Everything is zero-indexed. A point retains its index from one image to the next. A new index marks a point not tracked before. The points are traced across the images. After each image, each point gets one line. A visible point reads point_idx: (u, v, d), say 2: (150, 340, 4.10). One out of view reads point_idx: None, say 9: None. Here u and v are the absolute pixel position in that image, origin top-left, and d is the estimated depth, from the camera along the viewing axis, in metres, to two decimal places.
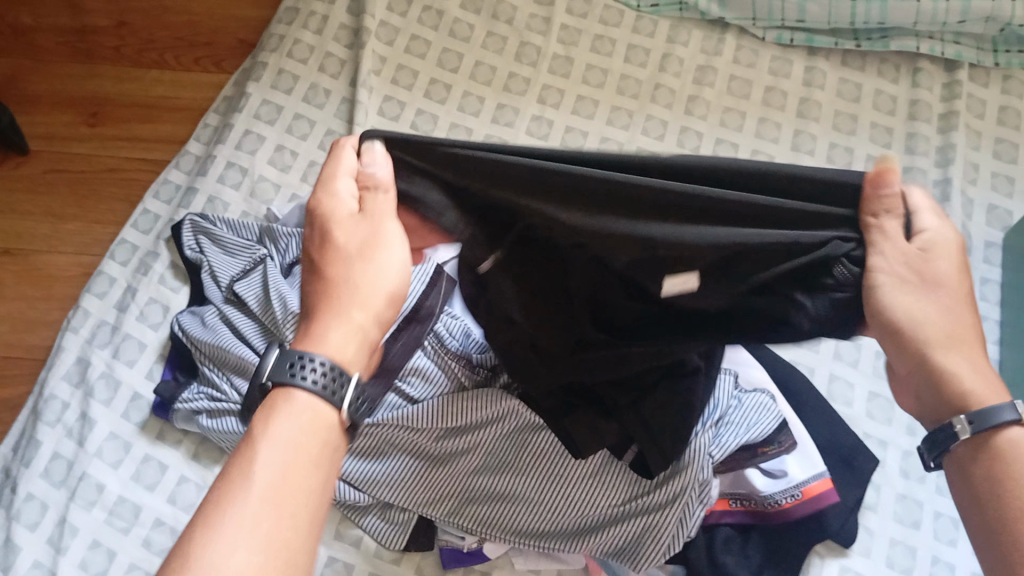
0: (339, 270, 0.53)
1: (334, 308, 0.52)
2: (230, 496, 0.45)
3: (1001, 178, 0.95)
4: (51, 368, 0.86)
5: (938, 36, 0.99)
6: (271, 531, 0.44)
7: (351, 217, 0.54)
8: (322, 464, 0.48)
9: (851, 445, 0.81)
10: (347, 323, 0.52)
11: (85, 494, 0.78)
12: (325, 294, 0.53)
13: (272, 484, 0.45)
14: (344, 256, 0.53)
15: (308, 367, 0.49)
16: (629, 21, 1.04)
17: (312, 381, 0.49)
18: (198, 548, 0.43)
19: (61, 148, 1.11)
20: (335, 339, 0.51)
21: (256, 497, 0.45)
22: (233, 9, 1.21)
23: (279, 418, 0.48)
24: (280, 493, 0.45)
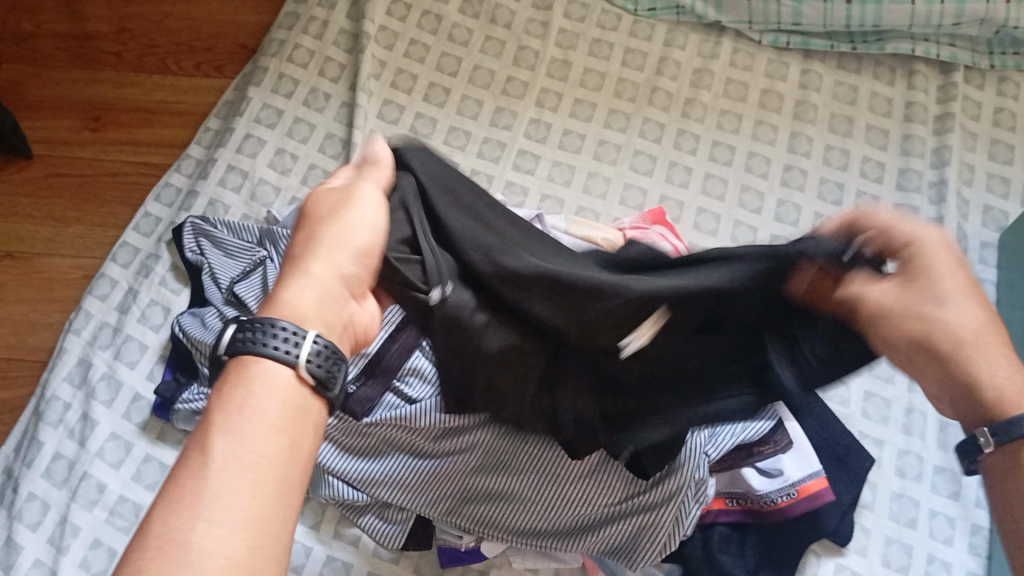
0: (312, 237, 0.56)
1: (304, 268, 0.54)
2: (192, 469, 0.44)
3: (997, 179, 0.95)
4: (53, 369, 0.86)
5: (933, 39, 1.00)
6: (239, 503, 0.43)
7: (332, 196, 0.58)
8: (293, 433, 0.48)
9: (848, 444, 0.81)
10: (311, 280, 0.53)
11: (86, 493, 0.79)
12: (297, 259, 0.55)
13: (234, 455, 0.44)
14: (320, 226, 0.56)
15: (280, 337, 0.49)
16: (626, 25, 1.05)
17: (284, 352, 0.49)
18: (162, 526, 0.42)
19: (64, 152, 1.12)
20: (303, 296, 0.52)
21: (221, 467, 0.44)
22: (235, 15, 1.22)
23: (246, 391, 0.47)
24: (244, 462, 0.44)
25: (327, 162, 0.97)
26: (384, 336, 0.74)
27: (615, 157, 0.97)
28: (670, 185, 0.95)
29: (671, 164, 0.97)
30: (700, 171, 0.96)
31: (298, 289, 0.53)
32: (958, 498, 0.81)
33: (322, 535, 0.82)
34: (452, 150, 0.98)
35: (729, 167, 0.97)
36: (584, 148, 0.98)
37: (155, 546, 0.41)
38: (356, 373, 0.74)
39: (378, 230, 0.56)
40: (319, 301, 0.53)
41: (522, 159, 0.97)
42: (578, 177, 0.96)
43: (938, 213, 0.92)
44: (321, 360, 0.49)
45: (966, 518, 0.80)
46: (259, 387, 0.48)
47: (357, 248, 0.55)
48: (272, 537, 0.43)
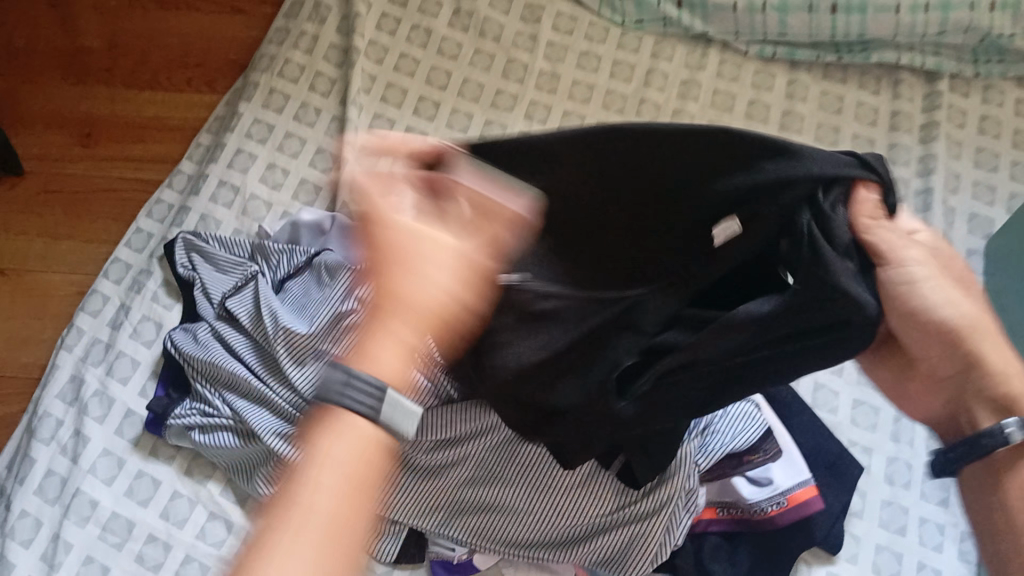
0: (385, 276, 0.50)
1: (383, 317, 0.49)
2: (287, 518, 0.43)
3: (982, 187, 0.96)
4: (44, 386, 0.87)
5: (917, 48, 1.01)
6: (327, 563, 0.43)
7: (410, 220, 0.51)
8: (369, 496, 0.46)
9: (837, 452, 0.82)
10: (401, 321, 0.48)
11: (79, 510, 0.79)
12: (377, 302, 0.50)
13: (325, 511, 0.44)
14: (400, 265, 0.50)
15: (357, 391, 0.46)
16: (614, 37, 1.06)
17: (364, 406, 0.46)
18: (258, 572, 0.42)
19: (56, 168, 1.13)
20: (393, 341, 0.48)
21: (311, 523, 0.43)
22: (226, 29, 1.23)
23: (333, 440, 0.46)
24: (334, 520, 0.44)
25: (318, 177, 0.98)
26: None
27: None
28: None
29: None
30: None
31: (386, 334, 0.48)
32: (948, 505, 0.81)
33: None
34: None
35: None
36: None
37: None
38: None
39: (448, 269, 0.50)
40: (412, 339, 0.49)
41: None
42: None
43: (924, 222, 0.93)
44: (381, 403, 0.46)
45: (955, 525, 0.81)
46: (338, 441, 0.46)
47: (448, 272, 0.50)
48: None
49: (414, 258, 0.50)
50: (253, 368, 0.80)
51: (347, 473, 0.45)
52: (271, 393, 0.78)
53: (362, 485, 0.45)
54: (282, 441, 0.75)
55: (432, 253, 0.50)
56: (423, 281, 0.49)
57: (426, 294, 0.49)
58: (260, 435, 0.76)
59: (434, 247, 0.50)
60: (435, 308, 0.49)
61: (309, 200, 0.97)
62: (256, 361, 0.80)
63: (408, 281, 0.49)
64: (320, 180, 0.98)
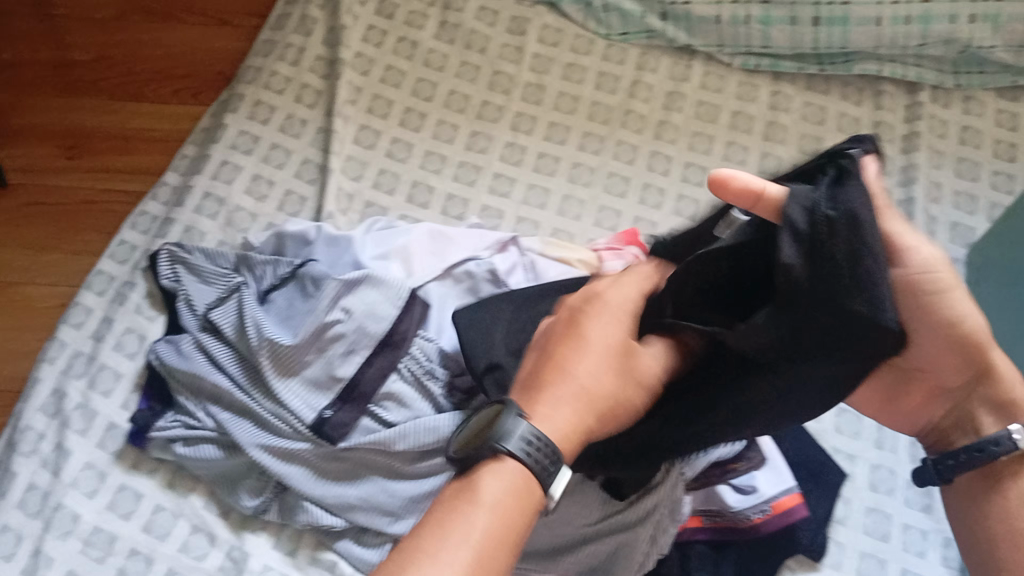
0: (580, 343, 0.54)
1: (569, 388, 0.52)
2: (450, 526, 0.47)
3: (964, 197, 0.97)
4: (26, 400, 0.86)
5: (899, 60, 1.02)
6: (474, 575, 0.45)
7: (627, 300, 0.57)
8: (522, 532, 0.48)
9: (819, 460, 0.82)
10: (579, 397, 0.52)
11: (60, 524, 0.79)
12: (568, 364, 0.53)
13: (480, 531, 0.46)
14: (602, 337, 0.54)
15: (528, 439, 0.49)
16: (599, 49, 1.06)
17: (524, 451, 0.48)
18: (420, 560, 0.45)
19: (40, 180, 1.12)
20: (572, 410, 0.51)
21: (465, 536, 0.46)
22: (213, 42, 1.23)
23: (493, 476, 0.49)
24: (487, 539, 0.46)
25: (303, 187, 0.98)
26: (361, 361, 0.77)
27: (589, 179, 0.99)
28: (644, 207, 0.97)
29: (645, 186, 0.98)
30: (672, 193, 0.98)
31: (559, 402, 0.52)
32: (931, 511, 0.82)
33: (300, 561, 0.78)
34: (428, 173, 0.99)
35: (701, 188, 0.98)
36: (558, 171, 0.99)
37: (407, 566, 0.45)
38: (331, 400, 0.76)
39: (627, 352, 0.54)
40: (575, 415, 0.51)
41: (497, 182, 0.98)
42: (552, 200, 0.97)
43: None
44: (534, 452, 0.48)
45: (939, 531, 0.81)
46: (501, 478, 0.48)
47: (619, 361, 0.53)
48: None
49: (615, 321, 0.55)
50: (237, 379, 0.79)
51: (503, 507, 0.47)
52: (255, 405, 0.77)
53: (517, 522, 0.48)
54: (267, 453, 0.76)
55: (602, 338, 0.54)
56: (607, 367, 0.53)
57: (612, 379, 0.53)
58: (244, 448, 0.76)
59: (621, 342, 0.54)
60: (615, 393, 0.53)
61: (296, 211, 0.96)
62: (239, 372, 0.80)
63: (590, 363, 0.53)
64: (305, 190, 0.97)
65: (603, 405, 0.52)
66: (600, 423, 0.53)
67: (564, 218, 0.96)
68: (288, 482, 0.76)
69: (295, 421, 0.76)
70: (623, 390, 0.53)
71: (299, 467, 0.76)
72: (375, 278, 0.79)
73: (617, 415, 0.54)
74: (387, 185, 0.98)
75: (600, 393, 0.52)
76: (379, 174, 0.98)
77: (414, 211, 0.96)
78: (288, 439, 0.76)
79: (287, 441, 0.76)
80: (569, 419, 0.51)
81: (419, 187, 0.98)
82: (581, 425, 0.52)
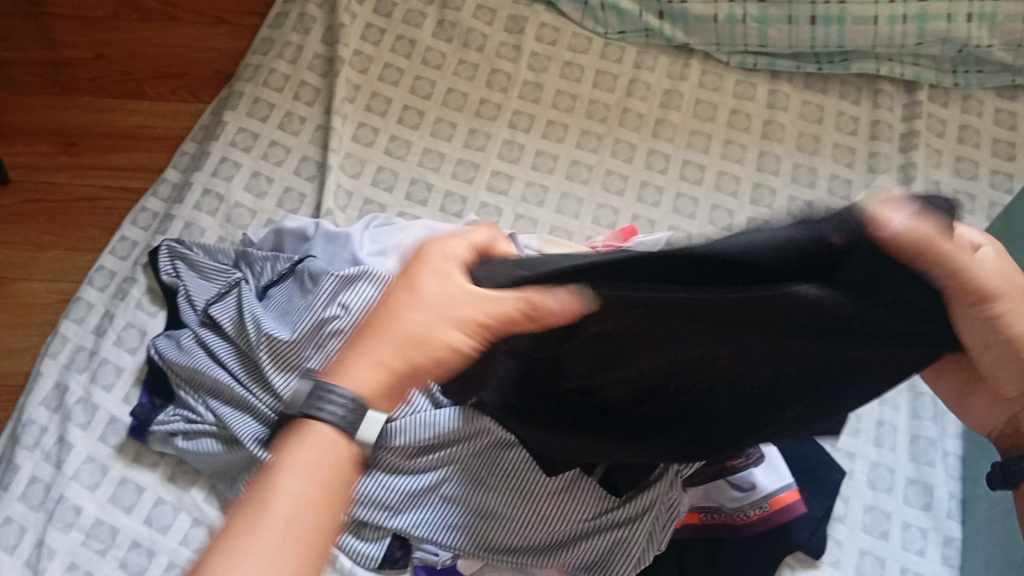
0: (396, 291, 0.50)
1: (369, 337, 0.50)
2: (258, 511, 0.45)
3: (962, 195, 0.97)
4: (29, 394, 0.86)
5: (897, 59, 1.03)
6: (291, 556, 0.44)
7: (461, 247, 0.52)
8: (335, 497, 0.47)
9: (818, 457, 0.82)
10: (380, 354, 0.49)
11: (62, 517, 0.79)
12: (380, 313, 0.50)
13: (290, 511, 0.45)
14: (420, 284, 0.50)
15: (332, 402, 0.48)
16: (597, 48, 1.07)
17: (335, 415, 0.48)
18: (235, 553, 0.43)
19: (42, 178, 1.13)
20: (373, 367, 0.49)
21: (275, 519, 0.45)
22: (212, 41, 1.23)
23: (301, 448, 0.48)
24: (297, 518, 0.45)
25: (302, 184, 0.98)
26: None
27: (587, 176, 0.99)
28: (642, 205, 0.97)
29: (642, 184, 0.98)
30: (670, 191, 0.98)
31: (359, 357, 0.49)
32: (930, 510, 0.81)
33: None
34: (427, 171, 0.99)
35: (699, 186, 0.98)
36: (556, 168, 0.99)
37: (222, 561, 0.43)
38: None
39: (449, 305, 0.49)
40: (377, 369, 0.49)
41: (496, 179, 0.99)
42: (551, 198, 0.97)
43: None
44: (340, 411, 0.48)
45: (939, 529, 0.80)
46: (313, 448, 0.48)
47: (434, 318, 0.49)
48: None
49: (446, 270, 0.50)
50: (236, 373, 0.80)
51: (315, 475, 0.47)
52: (253, 398, 0.78)
53: (331, 490, 0.47)
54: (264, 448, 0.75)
55: (420, 283, 0.50)
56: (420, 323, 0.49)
57: (424, 337, 0.49)
58: (242, 441, 0.76)
59: (438, 291, 0.49)
60: (423, 353, 0.49)
61: (295, 209, 0.97)
62: (238, 367, 0.80)
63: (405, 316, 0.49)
64: (304, 187, 0.98)
65: (405, 365, 0.49)
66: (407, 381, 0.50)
67: (562, 216, 0.96)
68: None
69: None
70: (432, 352, 0.49)
71: None
72: (373, 275, 0.79)
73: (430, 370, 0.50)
74: (386, 182, 0.98)
75: (405, 352, 0.49)
76: (378, 172, 0.99)
77: (413, 209, 0.97)
78: None
79: None
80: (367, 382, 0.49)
81: (417, 184, 0.98)
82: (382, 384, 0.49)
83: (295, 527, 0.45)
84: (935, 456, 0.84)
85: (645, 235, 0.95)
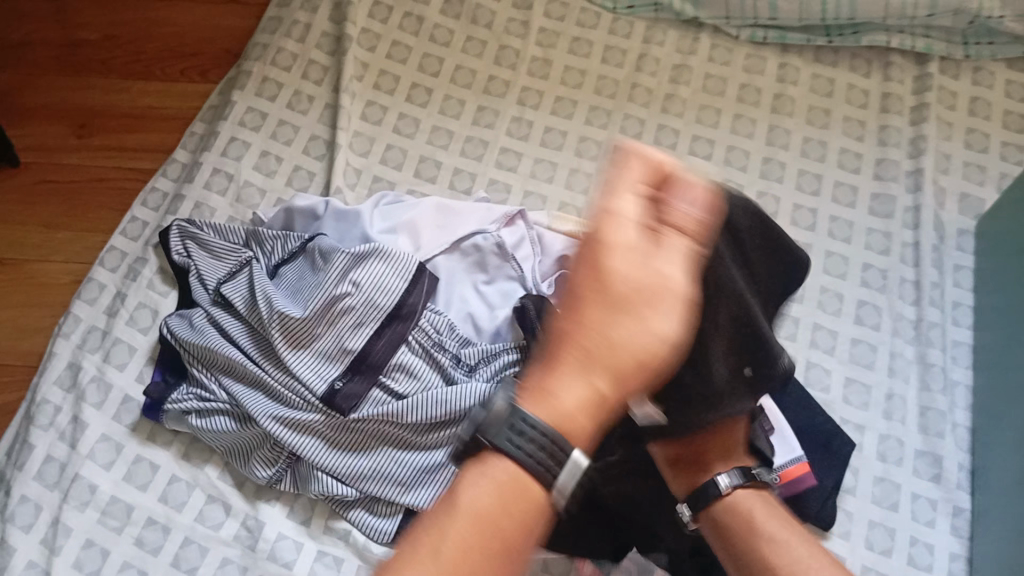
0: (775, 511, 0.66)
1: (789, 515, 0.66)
2: (605, 255, 0.47)
3: (973, 167, 0.97)
4: (42, 373, 0.87)
5: (908, 31, 1.02)
6: (622, 313, 0.46)
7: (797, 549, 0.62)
8: (672, 252, 0.47)
9: (830, 430, 0.79)
10: (678, 300, 0.47)
11: (78, 495, 0.80)
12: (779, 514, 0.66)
13: (629, 268, 0.46)
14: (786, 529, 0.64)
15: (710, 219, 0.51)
16: (605, 23, 1.06)
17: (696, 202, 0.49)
18: (601, 326, 0.46)
19: (51, 159, 1.13)
20: (597, 324, 0.46)
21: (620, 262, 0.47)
22: (220, 21, 1.23)
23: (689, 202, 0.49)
24: (634, 269, 0.46)
25: (311, 163, 0.98)
26: (370, 333, 0.78)
27: (596, 152, 0.99)
28: None
29: None
30: (680, 166, 0.98)
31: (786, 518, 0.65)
32: (940, 481, 0.80)
33: (314, 531, 0.79)
34: (436, 148, 0.99)
35: (709, 160, 0.98)
36: (565, 145, 0.99)
37: (586, 347, 0.46)
38: (341, 372, 0.77)
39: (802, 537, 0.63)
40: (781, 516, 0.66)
41: (504, 156, 0.98)
42: (560, 174, 0.97)
43: (916, 202, 0.94)
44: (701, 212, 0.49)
45: (949, 500, 0.79)
46: (486, 480, 0.46)
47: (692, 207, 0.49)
48: (628, 339, 0.46)
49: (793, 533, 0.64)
50: (249, 352, 0.81)
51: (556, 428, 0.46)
52: (267, 376, 0.78)
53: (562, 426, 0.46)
54: (279, 424, 0.77)
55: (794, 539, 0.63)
56: (596, 342, 0.46)
57: (587, 343, 0.46)
58: (256, 418, 0.77)
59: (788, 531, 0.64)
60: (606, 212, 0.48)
61: (304, 187, 0.97)
62: (250, 345, 0.81)
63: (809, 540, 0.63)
64: (314, 166, 0.98)
65: (612, 275, 0.46)
66: (556, 342, 0.48)
67: (571, 192, 0.96)
68: (300, 453, 0.77)
69: (307, 393, 0.77)
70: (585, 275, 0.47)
71: (310, 438, 0.77)
72: (384, 252, 0.79)
73: (657, 364, 0.47)
74: (394, 160, 0.98)
75: (678, 237, 0.48)
76: (387, 150, 0.99)
77: (422, 185, 0.97)
78: (299, 410, 0.77)
79: (299, 412, 0.77)
80: (533, 385, 0.47)
81: (426, 162, 0.98)
82: (528, 368, 0.49)
83: (639, 273, 0.46)
84: (947, 427, 0.83)
85: None
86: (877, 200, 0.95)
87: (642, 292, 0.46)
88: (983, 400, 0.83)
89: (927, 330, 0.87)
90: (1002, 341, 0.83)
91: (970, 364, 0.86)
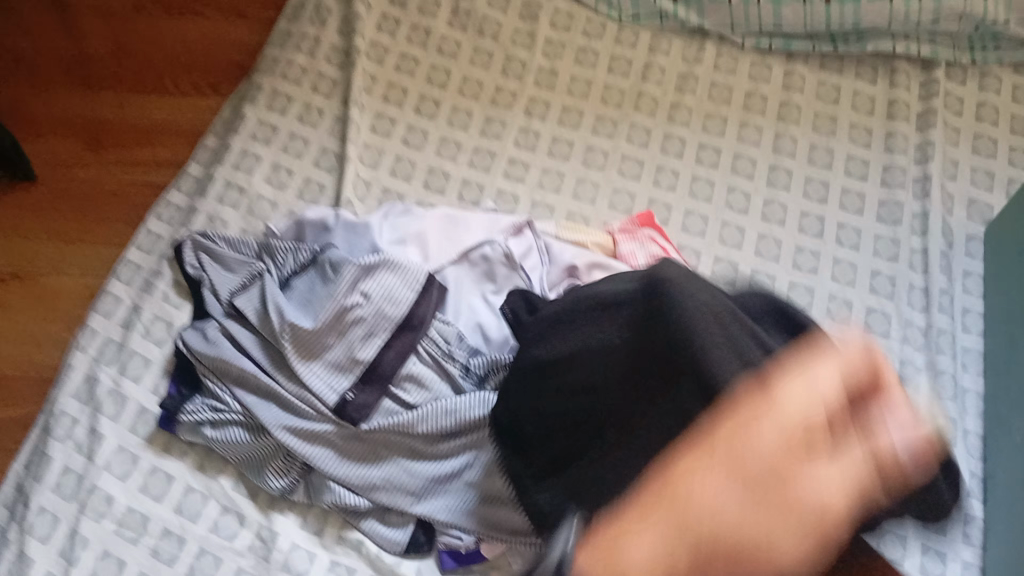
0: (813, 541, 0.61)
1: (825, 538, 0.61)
2: (756, 420, 0.53)
3: (981, 172, 0.97)
4: (59, 386, 0.88)
5: (914, 37, 1.02)
6: (737, 492, 0.51)
7: None
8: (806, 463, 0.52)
9: None
10: (806, 505, 0.51)
11: (95, 506, 0.81)
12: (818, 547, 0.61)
13: (772, 447, 0.52)
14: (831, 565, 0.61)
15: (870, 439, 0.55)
16: (611, 33, 1.07)
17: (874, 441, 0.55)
18: (715, 489, 0.50)
19: (66, 173, 1.15)
20: (709, 483, 0.51)
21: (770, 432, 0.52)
22: (230, 34, 1.25)
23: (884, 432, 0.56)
24: (779, 450, 0.52)
25: (322, 176, 0.99)
26: (381, 344, 0.79)
27: (603, 162, 0.99)
28: (658, 189, 0.97)
29: (659, 168, 0.99)
30: (687, 174, 0.98)
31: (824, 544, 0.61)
32: None
33: (327, 540, 0.80)
34: (444, 160, 1.00)
35: (716, 168, 0.98)
36: (572, 155, 1.00)
37: (685, 496, 0.50)
38: (352, 383, 0.78)
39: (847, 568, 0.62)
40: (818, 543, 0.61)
41: (512, 167, 0.99)
42: (567, 184, 0.98)
43: (923, 208, 0.94)
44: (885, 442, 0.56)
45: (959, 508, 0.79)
46: None
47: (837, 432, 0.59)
48: (737, 519, 0.50)
49: None
50: (262, 363, 0.82)
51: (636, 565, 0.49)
52: (279, 387, 0.80)
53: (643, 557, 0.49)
54: (292, 434, 0.78)
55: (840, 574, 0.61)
56: (702, 501, 0.50)
57: (694, 502, 0.50)
58: (269, 429, 0.78)
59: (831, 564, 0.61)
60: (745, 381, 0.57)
61: (315, 199, 0.98)
62: (264, 357, 0.82)
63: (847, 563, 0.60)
64: (324, 178, 0.99)
65: (758, 467, 0.51)
66: (658, 483, 0.52)
67: (579, 201, 0.97)
68: (313, 463, 0.78)
69: (319, 404, 0.78)
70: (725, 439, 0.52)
71: (322, 448, 0.78)
72: (393, 263, 0.80)
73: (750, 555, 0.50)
74: (403, 172, 0.99)
75: (838, 447, 0.53)
76: (396, 162, 1.00)
77: (431, 197, 0.98)
78: (311, 421, 0.79)
79: (312, 423, 0.78)
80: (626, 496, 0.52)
81: (435, 173, 0.99)
82: (608, 516, 0.53)
83: (775, 460, 0.52)
84: (957, 434, 0.83)
85: (661, 219, 0.95)
86: (884, 206, 0.95)
87: (764, 485, 0.51)
88: (993, 406, 0.83)
89: (936, 337, 0.87)
90: (1011, 347, 0.83)
91: (980, 370, 0.87)
